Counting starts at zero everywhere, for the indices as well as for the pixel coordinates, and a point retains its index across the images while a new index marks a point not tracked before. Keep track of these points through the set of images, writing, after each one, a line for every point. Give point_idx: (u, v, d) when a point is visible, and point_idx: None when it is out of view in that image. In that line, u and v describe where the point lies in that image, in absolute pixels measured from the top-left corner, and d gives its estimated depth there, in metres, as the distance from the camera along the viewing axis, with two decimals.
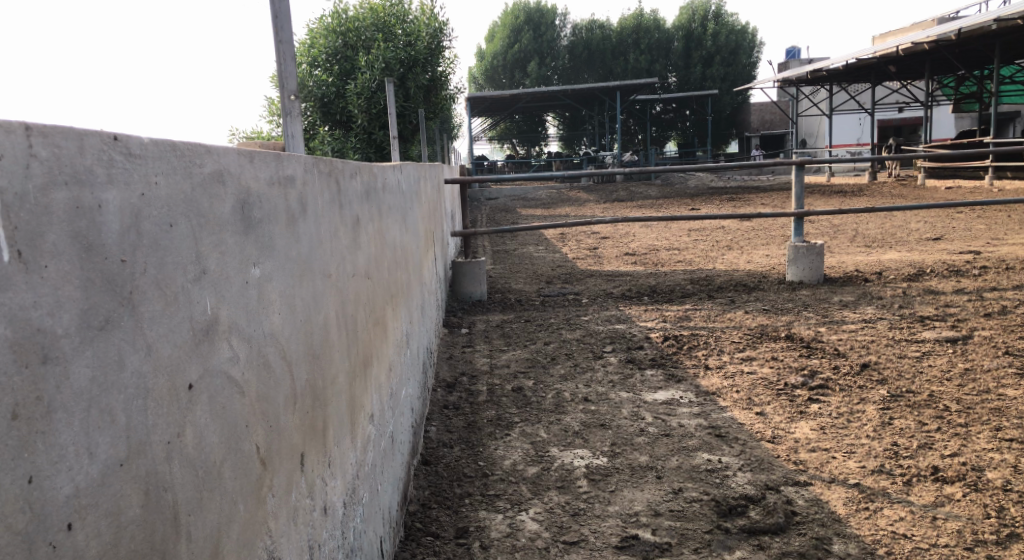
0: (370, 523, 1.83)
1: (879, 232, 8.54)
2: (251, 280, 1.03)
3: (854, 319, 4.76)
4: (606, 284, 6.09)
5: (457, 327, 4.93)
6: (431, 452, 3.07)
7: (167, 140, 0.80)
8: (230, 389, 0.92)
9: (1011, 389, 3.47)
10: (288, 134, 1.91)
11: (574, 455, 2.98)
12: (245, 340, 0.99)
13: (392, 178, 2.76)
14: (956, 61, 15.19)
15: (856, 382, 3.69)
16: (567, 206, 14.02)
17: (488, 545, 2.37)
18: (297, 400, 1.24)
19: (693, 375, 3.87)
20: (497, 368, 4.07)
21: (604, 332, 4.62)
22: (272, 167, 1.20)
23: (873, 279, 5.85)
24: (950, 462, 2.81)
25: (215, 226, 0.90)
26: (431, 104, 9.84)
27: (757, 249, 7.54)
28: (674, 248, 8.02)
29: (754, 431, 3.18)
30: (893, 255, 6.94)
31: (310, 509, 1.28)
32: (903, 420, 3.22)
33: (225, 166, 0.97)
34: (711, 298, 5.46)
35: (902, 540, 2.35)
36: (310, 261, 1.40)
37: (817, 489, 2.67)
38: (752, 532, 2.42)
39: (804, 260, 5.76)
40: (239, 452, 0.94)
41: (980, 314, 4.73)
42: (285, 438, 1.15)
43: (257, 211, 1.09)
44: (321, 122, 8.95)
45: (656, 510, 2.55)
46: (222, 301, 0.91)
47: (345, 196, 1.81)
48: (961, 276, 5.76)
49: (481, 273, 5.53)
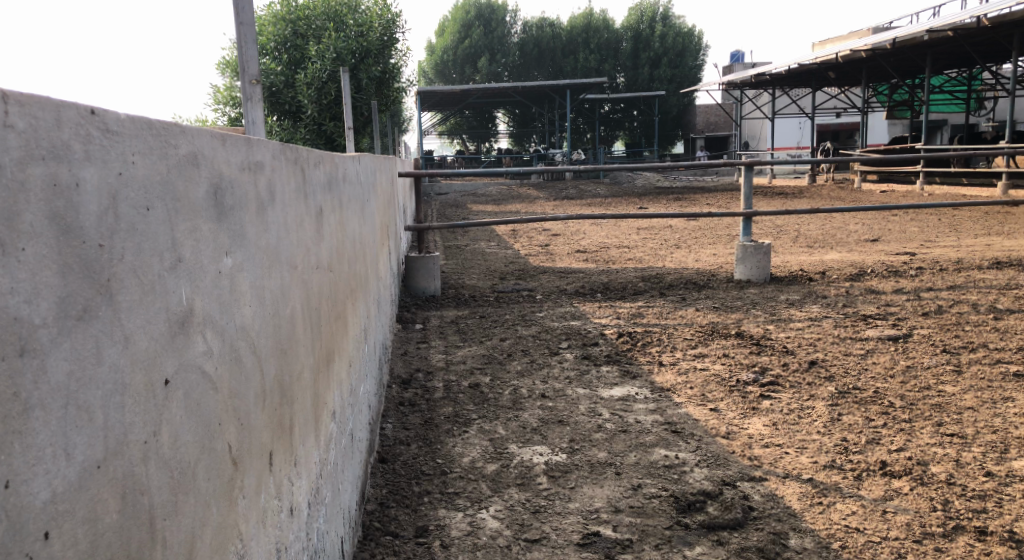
0: (332, 524, 1.78)
1: (821, 232, 8.76)
2: (224, 270, 0.98)
3: (801, 317, 4.86)
4: (560, 281, 6.09)
5: (411, 322, 4.87)
6: (387, 450, 3.02)
7: (144, 117, 0.74)
8: (205, 385, 0.87)
9: (951, 386, 3.58)
10: (249, 120, 1.85)
11: (533, 452, 2.97)
12: (218, 333, 0.94)
13: (352, 169, 2.69)
14: (892, 69, 15.69)
15: (805, 379, 3.76)
16: (517, 203, 14.03)
17: (448, 544, 2.34)
18: (266, 396, 1.19)
19: (648, 372, 3.90)
20: (452, 364, 4.03)
21: (558, 329, 4.62)
22: (243, 152, 1.14)
23: (817, 278, 5.99)
24: (898, 456, 2.88)
25: (190, 212, 0.85)
26: (382, 96, 9.72)
27: (705, 248, 7.65)
28: (624, 246, 8.09)
29: (709, 427, 3.21)
30: (835, 255, 7.12)
31: (278, 510, 1.23)
32: (851, 416, 3.29)
33: (199, 148, 0.91)
34: (662, 295, 5.52)
35: (855, 533, 2.39)
36: (278, 252, 1.35)
37: (772, 484, 2.71)
38: (711, 528, 2.43)
39: (752, 259, 5.85)
40: (213, 452, 0.88)
41: (918, 313, 4.88)
42: (255, 437, 1.10)
43: (228, 197, 1.03)
44: (269, 113, 8.63)
45: (616, 507, 2.55)
46: (197, 291, 0.86)
47: (309, 184, 1.75)
48: (899, 276, 5.94)
49: (434, 268, 5.48)
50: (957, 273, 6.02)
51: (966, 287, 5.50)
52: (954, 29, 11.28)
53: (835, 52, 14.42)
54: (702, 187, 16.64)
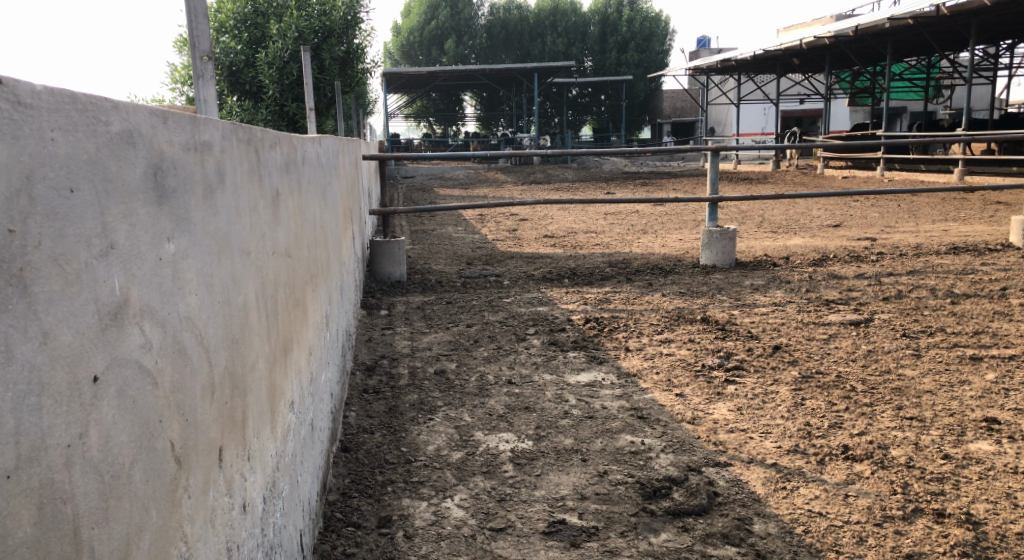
0: (290, 518, 1.73)
1: (784, 218, 8.84)
2: (166, 256, 0.92)
3: (766, 302, 4.88)
4: (527, 266, 6.06)
5: (376, 308, 4.81)
6: (351, 439, 2.97)
7: (67, 90, 0.69)
8: (143, 379, 0.82)
9: (910, 369, 3.63)
10: (201, 99, 1.79)
11: (499, 439, 2.94)
12: (159, 324, 0.89)
13: (311, 151, 2.63)
14: (854, 56, 15.84)
15: (770, 363, 3.79)
16: (484, 187, 13.96)
17: (412, 534, 2.30)
18: (215, 389, 1.14)
19: (614, 357, 3.89)
20: (418, 350, 3.98)
21: (525, 314, 4.59)
22: (187, 131, 1.08)
23: (781, 264, 6.03)
24: (859, 440, 2.90)
25: (125, 195, 0.80)
26: (345, 77, 9.56)
27: (671, 233, 7.68)
28: (591, 231, 8.08)
29: (674, 412, 3.21)
30: (798, 240, 7.19)
31: (228, 507, 1.18)
32: (814, 400, 3.31)
33: (135, 126, 0.86)
34: (629, 280, 5.51)
35: (818, 517, 2.40)
36: (228, 237, 1.29)
37: (736, 470, 2.71)
38: (676, 514, 2.43)
39: (717, 245, 5.87)
40: (152, 452, 0.83)
41: (879, 297, 4.93)
42: (203, 433, 1.05)
43: (171, 178, 0.98)
44: (229, 93, 8.45)
45: (582, 494, 2.53)
46: (134, 281, 0.81)
47: (263, 166, 1.69)
48: (860, 261, 6.01)
49: (400, 254, 5.41)
50: (916, 258, 6.11)
51: (925, 272, 5.57)
52: (914, 17, 11.41)
53: (799, 39, 14.55)
54: (667, 172, 16.71)
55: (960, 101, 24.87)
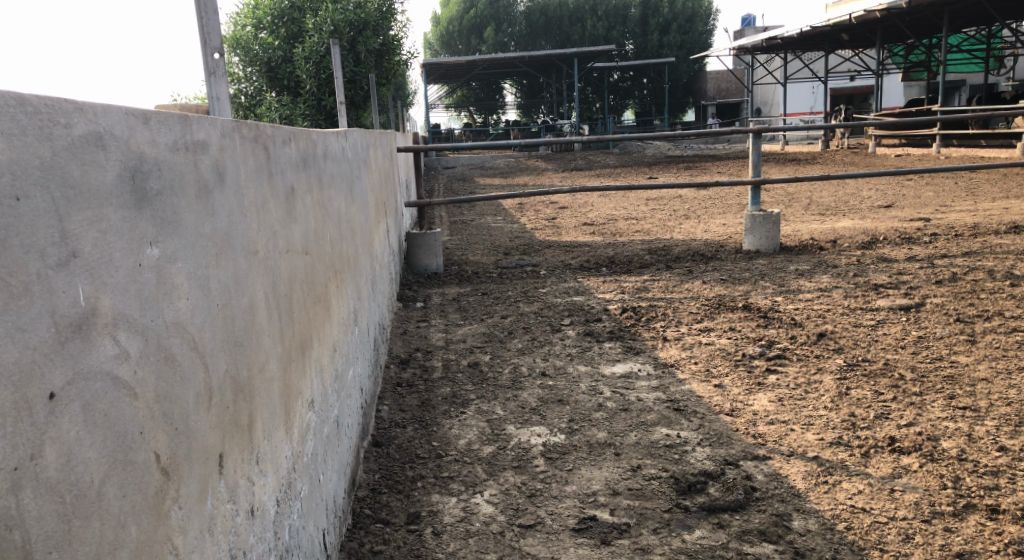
0: (310, 517, 1.72)
1: (833, 199, 8.59)
2: (148, 261, 0.90)
3: (810, 288, 4.74)
4: (565, 255, 5.99)
5: (412, 300, 4.80)
6: (382, 433, 2.96)
7: (13, 92, 0.67)
8: (118, 391, 0.80)
9: (963, 356, 3.48)
10: (213, 95, 1.77)
11: (531, 433, 2.89)
12: (139, 331, 0.86)
13: (335, 145, 2.61)
14: (907, 30, 15.30)
15: (814, 351, 3.67)
16: (525, 175, 13.90)
17: (441, 531, 2.27)
18: (213, 395, 1.11)
19: (651, 347, 3.81)
20: (452, 343, 3.96)
21: (562, 305, 4.54)
22: (176, 130, 1.06)
23: (827, 248, 5.84)
24: (906, 432, 2.78)
25: (93, 201, 0.78)
26: (382, 69, 9.56)
27: (714, 218, 7.52)
28: (633, 217, 7.96)
29: (712, 404, 3.12)
30: (847, 222, 6.97)
31: (232, 515, 1.16)
32: (859, 390, 3.19)
33: (106, 127, 0.83)
34: (669, 268, 5.41)
35: (861, 513, 2.31)
36: (230, 238, 1.26)
37: (776, 463, 2.62)
38: (711, 510, 2.35)
39: (760, 230, 5.72)
40: (130, 464, 0.81)
41: (931, 280, 4.75)
42: (198, 441, 1.03)
43: (155, 180, 0.95)
44: (268, 89, 8.57)
45: (614, 489, 2.48)
46: (106, 289, 0.78)
47: (274, 164, 1.66)
48: (913, 243, 5.79)
49: (436, 245, 5.39)
50: (973, 238, 5.88)
51: (982, 254, 5.34)
52: None
53: (847, 14, 14.12)
54: (712, 156, 16.44)
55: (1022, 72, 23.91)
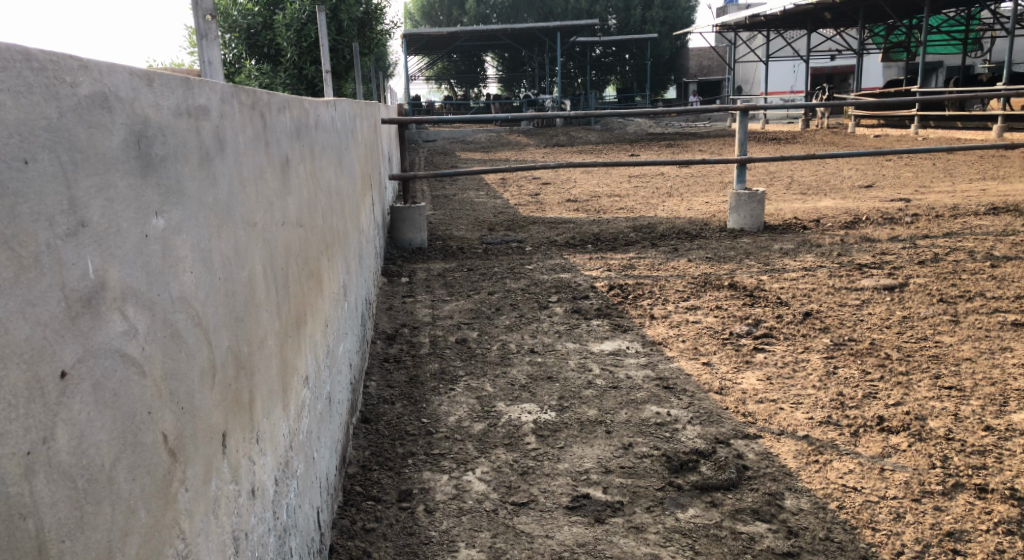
0: (306, 496, 1.69)
1: (814, 179, 8.62)
2: (154, 233, 0.85)
3: (795, 267, 4.75)
4: (550, 231, 5.95)
5: (397, 276, 4.74)
6: (371, 409, 2.92)
7: (18, 45, 0.62)
8: (127, 371, 0.75)
9: (947, 336, 3.50)
10: (206, 60, 1.71)
11: (521, 410, 2.87)
12: (146, 305, 0.82)
13: (325, 114, 2.54)
14: (888, 10, 15.32)
15: (800, 330, 3.68)
16: (507, 149, 13.86)
17: (433, 508, 2.25)
18: (217, 373, 1.07)
19: (639, 325, 3.80)
20: (439, 318, 3.92)
21: (548, 281, 4.51)
22: (178, 94, 1.00)
23: (811, 227, 5.86)
24: (894, 411, 2.80)
25: (100, 166, 0.73)
26: (364, 39, 9.41)
27: (697, 196, 7.52)
28: (616, 194, 7.94)
29: (701, 382, 3.12)
30: (829, 202, 7.00)
31: (234, 496, 1.12)
32: (846, 368, 3.21)
33: (111, 87, 0.78)
34: (654, 246, 5.39)
35: (852, 493, 2.31)
36: (231, 208, 1.21)
37: (766, 442, 2.63)
38: (704, 489, 2.35)
39: (745, 208, 5.72)
40: (139, 446, 0.77)
41: (914, 261, 4.78)
42: (202, 421, 0.98)
43: (159, 147, 0.90)
44: (247, 57, 8.39)
45: (606, 467, 2.47)
46: (114, 261, 0.73)
47: (270, 132, 1.60)
48: (894, 223, 5.83)
49: (421, 220, 5.33)
50: (953, 219, 5.92)
51: (962, 234, 5.38)
52: None
53: None
54: (693, 133, 16.45)
55: (998, 54, 24.12)
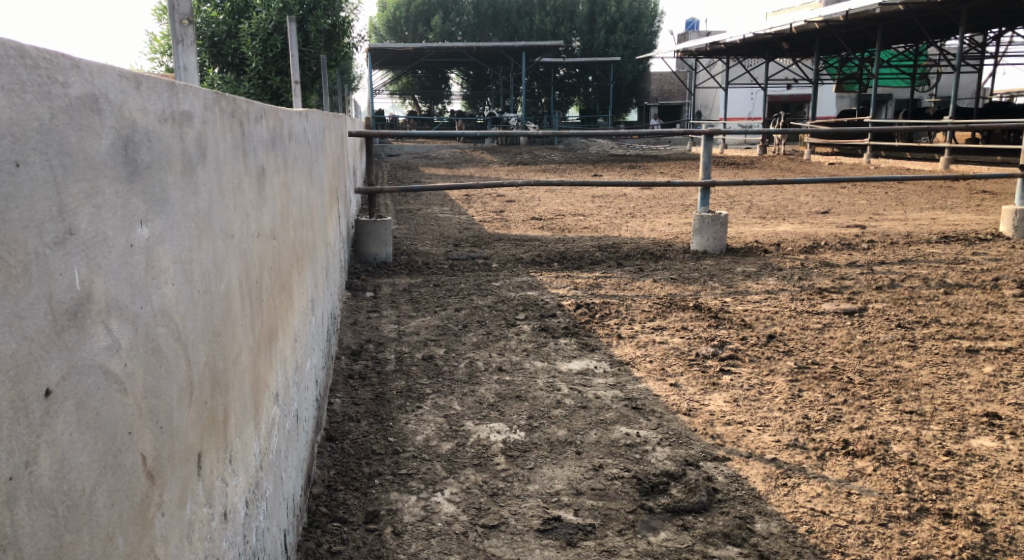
0: (274, 518, 1.62)
1: (772, 203, 8.77)
2: (139, 243, 0.81)
3: (758, 290, 4.80)
4: (515, 248, 5.94)
5: (361, 290, 4.68)
6: (336, 427, 2.86)
7: (11, 40, 0.58)
8: (110, 387, 0.71)
9: (906, 361, 3.56)
10: (180, 66, 1.66)
11: (490, 430, 2.83)
12: (130, 318, 0.77)
13: (298, 125, 2.49)
14: (843, 42, 15.73)
15: (765, 352, 3.71)
16: (470, 166, 13.87)
17: (401, 531, 2.20)
18: (194, 390, 1.02)
19: (606, 344, 3.79)
20: (405, 334, 3.87)
21: (515, 299, 4.49)
22: (164, 99, 0.96)
23: (772, 250, 5.94)
24: (859, 435, 2.82)
25: (89, 171, 0.68)
26: (331, 51, 9.36)
27: (659, 217, 7.59)
28: (579, 213, 7.97)
29: (669, 403, 3.11)
30: (788, 227, 7.11)
31: (208, 518, 1.07)
32: (811, 392, 3.23)
33: (102, 88, 0.74)
34: (619, 265, 5.41)
35: (821, 517, 2.32)
36: (211, 218, 1.17)
37: (735, 465, 2.62)
38: (675, 511, 2.34)
39: (708, 230, 5.77)
40: (120, 468, 0.72)
41: (872, 286, 4.86)
42: (180, 440, 0.93)
43: (145, 152, 0.86)
44: (210, 65, 8.27)
45: (576, 489, 2.44)
46: (99, 271, 0.69)
47: (248, 141, 1.56)
48: (852, 249, 5.94)
49: (386, 234, 5.27)
50: (907, 246, 6.06)
51: (917, 261, 5.50)
52: (905, 3, 11.24)
53: (789, 24, 14.39)
54: (654, 155, 16.66)
55: (945, 89, 24.95)
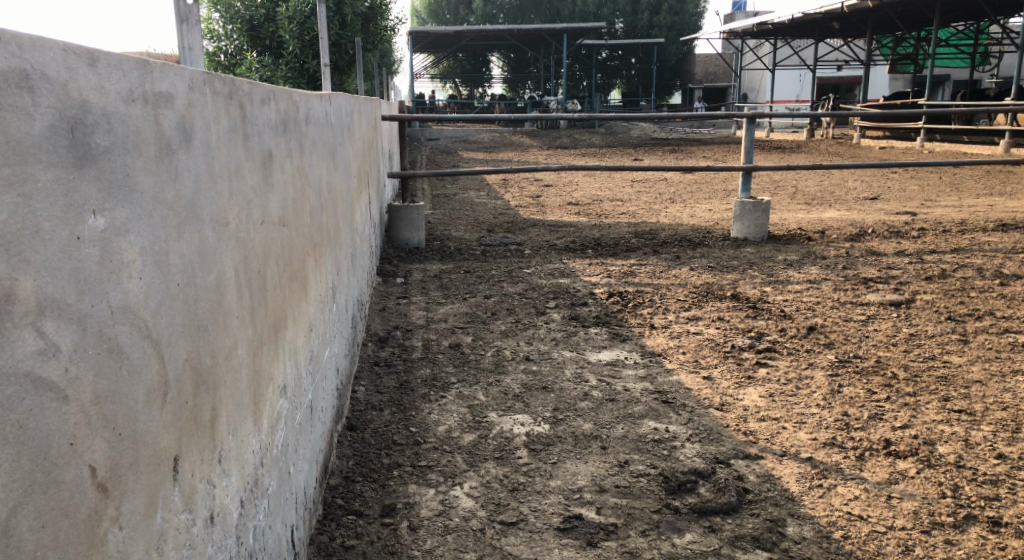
0: (278, 514, 1.58)
1: (818, 189, 8.52)
2: (91, 234, 0.74)
3: (799, 279, 4.64)
4: (550, 235, 5.84)
5: (392, 276, 4.63)
6: (358, 415, 2.82)
7: None
8: (41, 396, 0.66)
9: (956, 356, 3.39)
10: (186, 46, 1.59)
11: (513, 422, 2.76)
12: (74, 318, 0.71)
13: (319, 108, 2.43)
14: (897, 21, 15.19)
15: (804, 345, 3.57)
16: (509, 150, 13.79)
17: (417, 526, 2.14)
18: (170, 391, 0.96)
19: (638, 335, 3.69)
20: (433, 322, 3.82)
21: (547, 286, 4.41)
22: (133, 78, 0.89)
23: (816, 238, 5.74)
24: (902, 435, 2.68)
25: (14, 157, 0.64)
26: (369, 34, 9.33)
27: (700, 203, 7.42)
28: (618, 198, 7.82)
29: (701, 397, 3.00)
30: (834, 213, 6.88)
31: (187, 526, 1.01)
32: (851, 387, 3.09)
33: (36, 64, 0.68)
34: (656, 253, 5.28)
35: (858, 522, 2.20)
36: (198, 207, 1.10)
37: (768, 464, 2.51)
38: (703, 512, 2.24)
39: (750, 217, 5.60)
40: (52, 484, 0.67)
41: (921, 276, 4.66)
42: (147, 446, 0.87)
43: (103, 135, 0.79)
44: (249, 48, 8.32)
45: (600, 486, 2.35)
46: (27, 267, 0.65)
47: (252, 125, 1.49)
48: (901, 237, 5.71)
49: (418, 219, 5.21)
50: (961, 234, 5.80)
51: (970, 251, 5.27)
52: None
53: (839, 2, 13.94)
54: (698, 140, 16.33)
55: (1006, 68, 24.01)
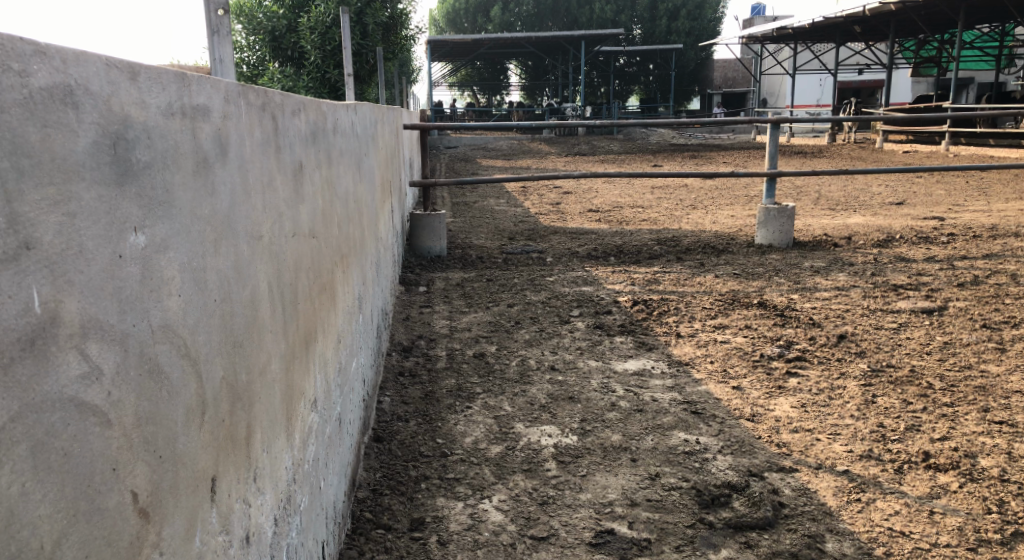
0: (309, 530, 1.55)
1: (843, 194, 8.41)
2: (132, 253, 0.72)
3: (827, 287, 4.56)
4: (572, 242, 5.80)
5: (415, 284, 4.62)
6: (384, 427, 2.79)
7: None
8: (85, 422, 0.64)
9: (994, 366, 3.31)
10: (216, 58, 1.56)
11: (541, 433, 2.72)
12: (117, 340, 0.69)
13: (346, 119, 2.42)
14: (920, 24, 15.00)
15: (835, 354, 3.50)
16: (528, 158, 13.77)
17: (447, 540, 2.11)
18: (207, 410, 0.93)
19: (664, 343, 3.64)
20: (457, 331, 3.79)
21: (570, 294, 4.37)
22: (172, 91, 0.87)
23: (842, 244, 5.66)
24: (941, 447, 2.61)
25: (58, 176, 0.62)
26: (389, 43, 9.37)
27: (722, 209, 7.35)
28: (639, 205, 7.78)
29: (731, 408, 2.95)
30: (860, 219, 6.78)
31: (224, 548, 0.99)
32: (886, 398, 3.02)
33: (81, 80, 0.67)
34: (679, 260, 5.23)
35: (900, 538, 2.14)
36: (232, 221, 1.08)
37: (804, 477, 2.45)
38: (738, 527, 2.19)
39: (775, 223, 5.53)
40: (95, 511, 0.65)
41: (953, 283, 4.57)
42: (186, 468, 0.85)
43: (144, 151, 0.76)
44: (271, 59, 8.41)
45: (632, 500, 2.31)
46: (70, 289, 0.63)
47: (283, 136, 1.47)
48: (930, 243, 5.61)
49: (440, 227, 5.19)
50: (992, 240, 5.69)
51: (1003, 257, 5.16)
52: None
53: (860, 6, 13.80)
54: (717, 145, 16.24)
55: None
